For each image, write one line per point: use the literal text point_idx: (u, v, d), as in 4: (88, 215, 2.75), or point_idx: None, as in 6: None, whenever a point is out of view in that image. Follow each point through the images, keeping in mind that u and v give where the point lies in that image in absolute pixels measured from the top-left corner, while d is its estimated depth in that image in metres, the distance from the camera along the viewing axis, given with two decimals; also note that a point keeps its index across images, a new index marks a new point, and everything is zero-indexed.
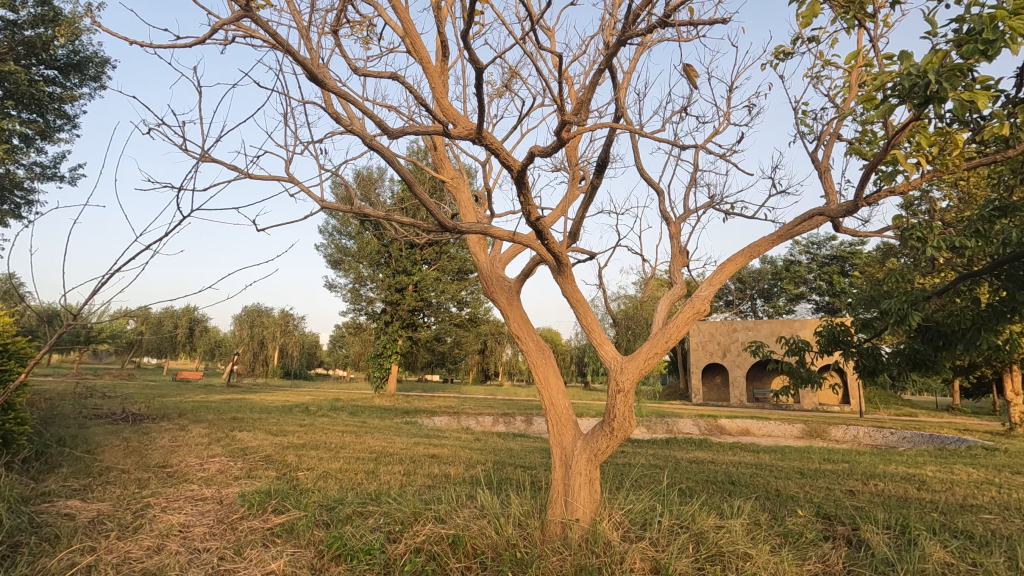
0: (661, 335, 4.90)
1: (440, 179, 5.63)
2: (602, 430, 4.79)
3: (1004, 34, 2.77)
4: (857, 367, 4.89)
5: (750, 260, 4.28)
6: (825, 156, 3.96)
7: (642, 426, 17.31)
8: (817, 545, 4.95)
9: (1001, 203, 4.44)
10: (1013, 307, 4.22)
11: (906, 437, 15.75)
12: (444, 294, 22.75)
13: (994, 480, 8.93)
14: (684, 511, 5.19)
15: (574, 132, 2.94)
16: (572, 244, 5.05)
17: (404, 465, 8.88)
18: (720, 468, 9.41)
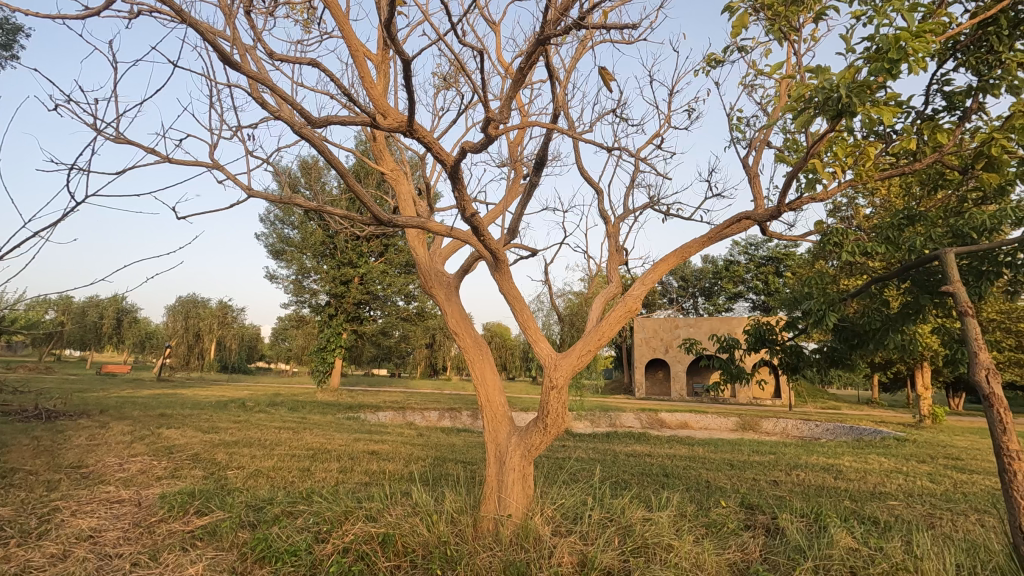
0: (594, 332, 4.95)
1: (380, 170, 5.51)
2: (536, 426, 4.82)
3: (909, 54, 2.95)
4: (781, 363, 5.14)
5: (681, 260, 4.40)
6: (754, 162, 4.12)
7: (586, 420, 17.62)
8: (737, 534, 5.19)
9: (909, 212, 4.73)
10: (917, 309, 4.61)
11: (828, 428, 16.77)
12: (392, 288, 22.39)
13: (901, 469, 9.65)
14: (615, 504, 5.29)
15: (500, 130, 2.94)
16: (511, 240, 5.05)
17: (341, 462, 8.68)
18: (655, 461, 9.72)
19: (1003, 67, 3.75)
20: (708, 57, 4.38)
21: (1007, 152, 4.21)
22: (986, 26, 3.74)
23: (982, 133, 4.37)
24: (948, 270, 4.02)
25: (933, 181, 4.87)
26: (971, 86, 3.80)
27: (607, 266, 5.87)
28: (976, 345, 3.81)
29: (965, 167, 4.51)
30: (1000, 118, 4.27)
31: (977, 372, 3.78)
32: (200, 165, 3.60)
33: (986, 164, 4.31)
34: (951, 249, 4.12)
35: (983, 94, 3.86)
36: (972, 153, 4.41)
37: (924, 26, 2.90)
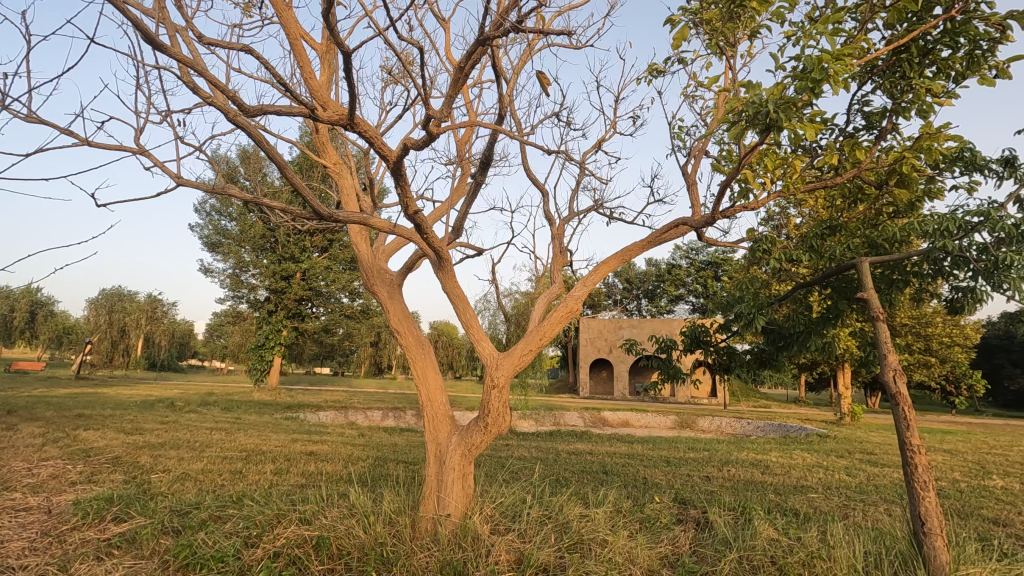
0: (537, 332, 5.00)
1: (322, 163, 5.34)
2: (477, 425, 4.82)
3: (830, 74, 3.14)
4: (714, 364, 5.39)
5: (622, 263, 4.52)
6: (693, 170, 4.29)
7: (531, 419, 17.75)
8: (670, 528, 5.39)
9: (831, 223, 5.05)
10: (836, 314, 4.94)
11: (759, 426, 17.65)
12: (336, 285, 21.79)
13: (821, 463, 10.28)
14: (553, 501, 5.37)
15: (442, 127, 2.94)
16: (455, 239, 5.04)
17: (277, 464, 8.39)
18: (596, 458, 9.94)
19: (913, 92, 4.06)
20: (649, 68, 4.52)
21: (916, 170, 4.57)
22: (900, 53, 4.04)
23: (895, 152, 4.73)
24: (863, 278, 4.32)
25: (852, 195, 5.22)
26: (885, 108, 4.10)
27: (550, 267, 5.94)
28: (886, 348, 4.14)
29: (880, 182, 4.86)
30: (911, 139, 4.64)
31: (887, 373, 4.09)
32: (124, 150, 3.40)
33: (897, 181, 4.67)
34: (865, 258, 4.44)
35: (897, 116, 4.17)
36: (885, 170, 4.76)
37: (843, 50, 3.09)
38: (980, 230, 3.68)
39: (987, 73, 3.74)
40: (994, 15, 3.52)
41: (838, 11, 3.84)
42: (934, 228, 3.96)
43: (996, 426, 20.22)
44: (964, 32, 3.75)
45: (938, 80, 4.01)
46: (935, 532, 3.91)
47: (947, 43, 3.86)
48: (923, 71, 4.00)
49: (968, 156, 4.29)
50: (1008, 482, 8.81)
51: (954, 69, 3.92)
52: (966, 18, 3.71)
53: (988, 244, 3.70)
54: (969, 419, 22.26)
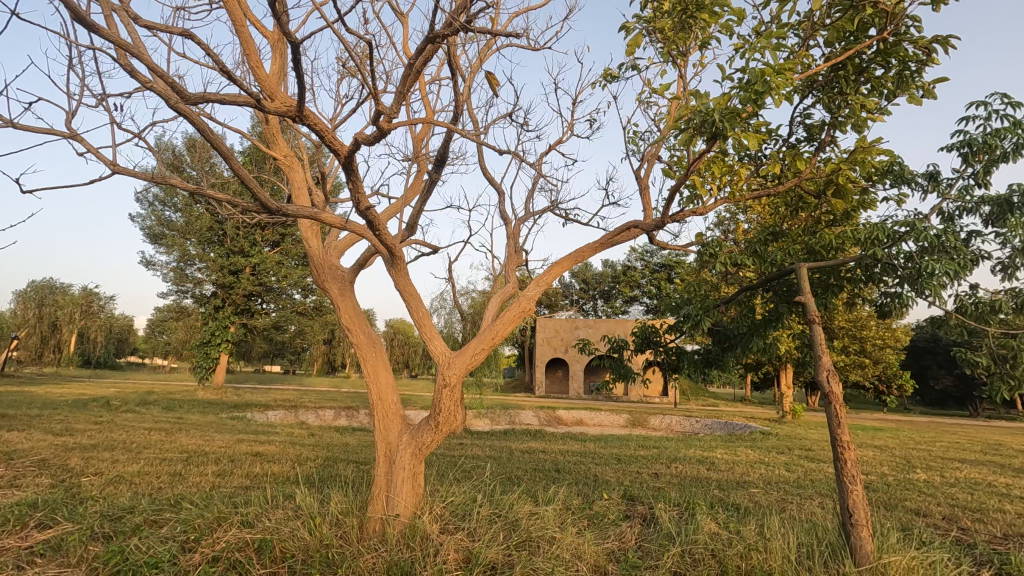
0: (489, 331, 5.01)
1: (271, 155, 5.17)
2: (427, 424, 4.79)
3: (771, 87, 3.28)
4: (663, 364, 5.55)
5: (575, 264, 4.59)
6: (646, 174, 4.40)
7: (486, 417, 17.74)
8: (617, 524, 5.51)
9: (773, 229, 5.28)
10: (776, 317, 5.18)
11: (706, 424, 18.23)
12: (287, 281, 21.16)
13: (763, 459, 10.72)
14: (503, 500, 5.40)
15: (392, 123, 2.94)
16: (409, 237, 4.99)
17: (220, 465, 8.10)
18: (549, 456, 10.05)
19: (849, 108, 4.30)
20: (604, 72, 4.61)
21: (851, 182, 4.84)
22: (838, 70, 4.26)
23: (832, 164, 4.99)
24: (800, 283, 4.55)
25: (793, 203, 5.48)
26: (824, 122, 4.32)
27: (505, 267, 5.96)
28: (820, 349, 4.37)
29: (818, 192, 5.12)
30: (847, 152, 4.90)
31: (820, 373, 4.32)
32: (54, 134, 3.24)
33: (835, 191, 4.93)
34: (804, 264, 4.67)
35: (834, 130, 4.40)
36: (823, 180, 5.01)
37: (784, 64, 3.24)
38: (907, 240, 3.93)
39: (915, 92, 4.00)
40: (922, 39, 3.76)
41: (782, 27, 4.01)
42: (866, 236, 4.21)
43: (921, 422, 21.64)
44: (895, 53, 3.99)
45: (873, 97, 4.25)
46: (861, 523, 4.15)
47: (880, 63, 4.10)
48: (859, 88, 4.23)
49: (898, 170, 4.57)
50: (930, 475, 9.44)
51: (886, 88, 4.16)
52: (896, 40, 3.95)
53: (913, 253, 3.95)
54: (898, 416, 23.69)
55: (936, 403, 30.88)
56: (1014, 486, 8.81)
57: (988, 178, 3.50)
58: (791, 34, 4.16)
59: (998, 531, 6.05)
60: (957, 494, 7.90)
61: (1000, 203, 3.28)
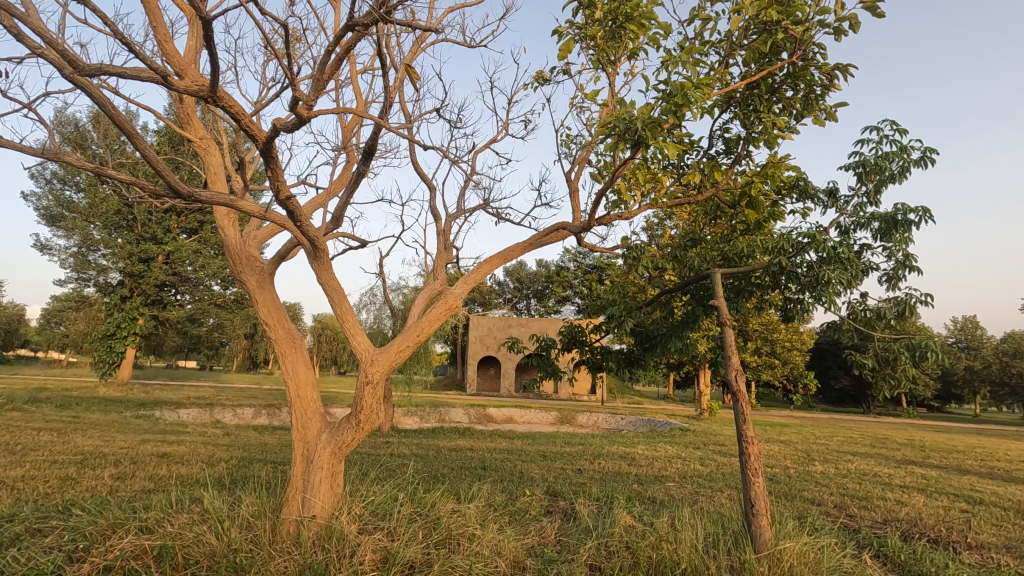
0: (414, 328, 4.93)
1: (185, 137, 4.82)
2: (348, 423, 4.65)
3: (691, 101, 3.43)
4: (587, 363, 5.71)
5: (504, 263, 4.62)
6: (576, 177, 4.50)
7: (415, 415, 17.51)
8: (538, 519, 5.60)
9: (694, 235, 5.54)
10: (693, 319, 5.46)
11: (630, 421, 18.90)
12: (205, 271, 19.92)
13: (680, 454, 11.27)
14: (425, 498, 5.34)
15: (312, 111, 2.90)
16: (334, 229, 4.82)
17: (121, 468, 7.51)
18: (476, 454, 10.07)
19: (762, 125, 4.60)
20: (537, 75, 4.67)
21: (763, 195, 5.20)
22: (752, 89, 4.54)
23: (746, 176, 5.33)
24: (715, 287, 4.80)
25: (711, 212, 5.80)
26: (740, 137, 4.60)
27: (434, 264, 5.89)
28: (730, 350, 4.66)
29: (733, 203, 5.44)
30: (759, 166, 5.26)
31: (730, 372, 4.59)
32: None
33: (748, 202, 5.28)
34: (718, 269, 4.94)
35: (750, 144, 4.69)
36: (738, 192, 5.35)
37: (702, 80, 3.41)
38: (809, 251, 4.24)
39: (819, 115, 4.33)
40: (825, 65, 4.09)
41: (704, 45, 4.22)
42: (775, 245, 4.50)
43: (821, 419, 23.53)
44: (803, 77, 4.31)
45: (783, 116, 4.56)
46: (762, 513, 4.45)
47: (789, 85, 4.42)
48: (772, 107, 4.53)
49: (803, 185, 4.95)
50: (826, 467, 10.26)
51: (795, 108, 4.48)
52: (804, 65, 4.26)
53: (815, 262, 4.28)
54: (802, 414, 25.61)
55: (835, 401, 33.67)
56: (895, 476, 9.76)
57: (878, 196, 3.83)
58: (713, 51, 4.39)
59: (879, 516, 6.69)
60: (847, 485, 8.64)
61: (887, 220, 3.60)
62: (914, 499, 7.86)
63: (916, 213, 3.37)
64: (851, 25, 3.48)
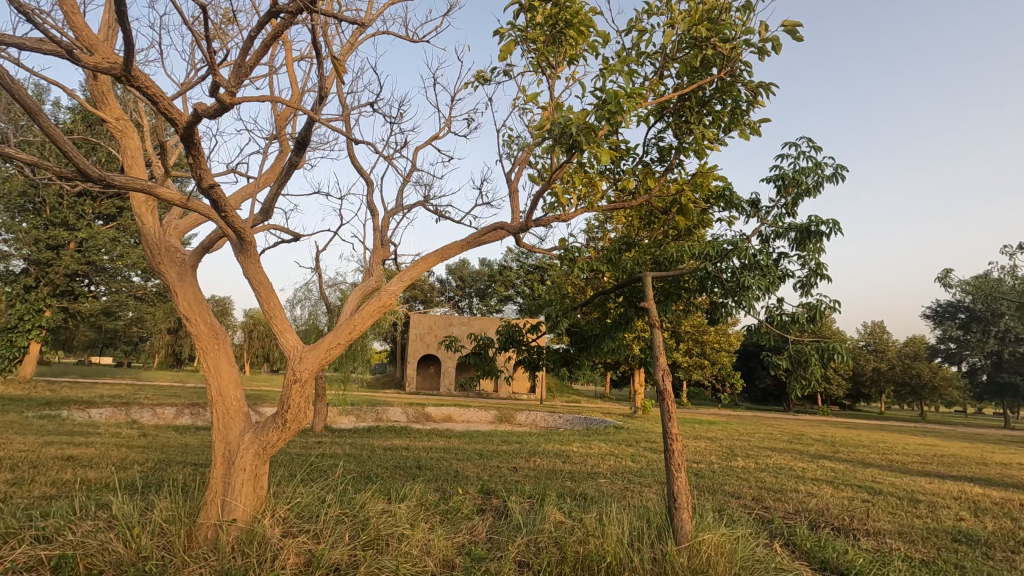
0: (346, 325, 4.79)
1: (99, 116, 4.48)
2: (274, 422, 4.45)
3: (624, 109, 3.53)
4: (523, 362, 5.76)
5: (441, 261, 4.59)
6: (515, 179, 4.53)
7: (351, 415, 17.09)
8: (470, 517, 5.62)
9: (627, 239, 5.70)
10: (625, 321, 5.62)
11: (567, 419, 19.26)
12: (123, 261, 18.58)
13: (613, 451, 11.60)
14: (354, 499, 5.22)
15: (235, 98, 2.86)
16: (264, 221, 4.62)
17: (17, 473, 6.89)
18: (411, 453, 9.95)
19: (692, 136, 4.80)
20: (478, 74, 4.68)
21: (692, 203, 5.43)
22: (684, 101, 4.74)
23: (678, 184, 5.55)
24: (646, 291, 4.97)
25: (646, 218, 5.99)
26: (673, 146, 4.79)
27: (369, 260, 5.76)
28: (658, 350, 4.85)
29: (665, 209, 5.66)
30: (689, 175, 5.49)
31: (657, 372, 4.79)
32: None
33: (679, 210, 5.50)
34: (649, 273, 5.10)
35: (682, 154, 4.89)
36: (670, 199, 5.56)
37: (634, 89, 3.50)
38: (732, 258, 4.48)
39: (744, 129, 4.58)
40: (751, 82, 4.33)
41: (640, 55, 4.35)
42: (702, 251, 4.71)
43: (745, 416, 24.86)
44: (730, 92, 4.54)
45: (712, 128, 4.78)
46: (683, 506, 4.66)
47: (718, 99, 4.63)
48: (702, 119, 4.74)
49: (728, 195, 5.21)
50: (747, 462, 10.85)
51: (723, 121, 4.71)
52: (732, 81, 4.49)
53: (737, 269, 4.51)
54: (729, 412, 26.95)
55: (759, 399, 35.69)
56: (808, 470, 10.46)
57: (796, 208, 4.10)
58: (648, 62, 4.55)
59: (791, 507, 7.16)
60: (765, 478, 9.18)
61: (803, 230, 3.86)
62: (823, 491, 8.46)
63: (826, 226, 3.63)
64: (773, 47, 3.70)
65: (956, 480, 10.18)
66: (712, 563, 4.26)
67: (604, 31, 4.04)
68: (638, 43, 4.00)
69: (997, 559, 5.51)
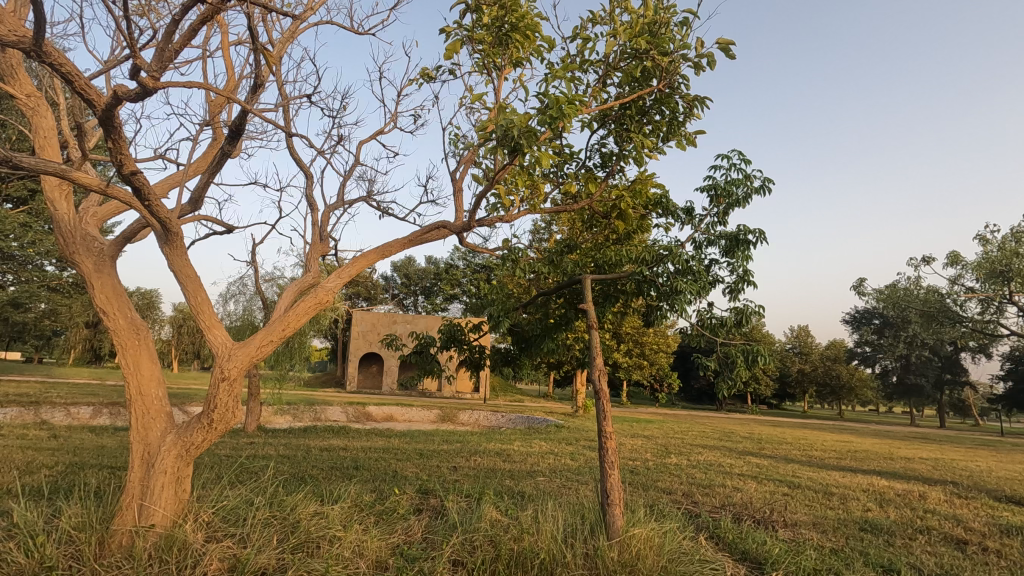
0: (279, 322, 4.62)
1: (8, 92, 4.13)
2: (198, 422, 4.23)
3: (565, 115, 3.59)
4: (465, 361, 5.75)
5: (382, 259, 4.53)
6: (459, 179, 4.52)
7: (287, 414, 16.51)
8: (405, 518, 5.57)
9: (569, 242, 5.81)
10: (565, 322, 5.72)
11: (510, 418, 19.41)
12: (35, 249, 17.23)
13: (553, 450, 11.78)
14: (285, 501, 5.04)
15: (158, 83, 2.78)
16: (192, 212, 4.39)
17: None
18: (349, 453, 9.74)
19: (633, 144, 4.95)
20: (423, 71, 4.63)
21: (631, 208, 5.61)
22: (625, 109, 4.87)
23: (617, 190, 5.71)
24: (585, 292, 5.08)
25: (587, 221, 6.12)
26: (614, 153, 4.94)
27: (307, 256, 5.58)
28: (595, 351, 4.97)
29: (605, 213, 5.82)
30: (629, 182, 5.66)
31: (594, 372, 4.91)
32: None
33: (618, 215, 5.66)
34: (588, 275, 5.21)
35: (622, 161, 5.04)
36: (610, 205, 5.72)
37: (574, 96, 3.57)
38: (666, 263, 4.66)
39: (681, 139, 4.78)
40: (688, 95, 4.51)
41: (583, 63, 4.45)
42: (639, 256, 4.88)
43: (680, 415, 25.90)
44: (669, 104, 4.71)
45: (652, 137, 4.94)
46: (615, 502, 4.81)
47: (657, 109, 4.80)
48: (642, 128, 4.90)
49: (665, 203, 5.41)
50: (680, 459, 11.29)
51: (662, 131, 4.89)
52: (670, 92, 4.66)
53: (672, 273, 4.69)
54: (666, 411, 27.93)
55: (694, 399, 37.18)
56: (735, 466, 11.01)
57: (727, 217, 4.31)
58: (592, 69, 4.65)
59: (718, 502, 7.52)
60: (696, 475, 9.58)
61: (732, 238, 4.07)
62: (747, 486, 8.94)
63: (754, 235, 3.84)
64: (709, 63, 3.88)
65: (866, 474, 10.99)
66: (641, 556, 4.40)
67: (549, 37, 4.11)
68: (581, 50, 4.09)
69: (897, 545, 6.00)
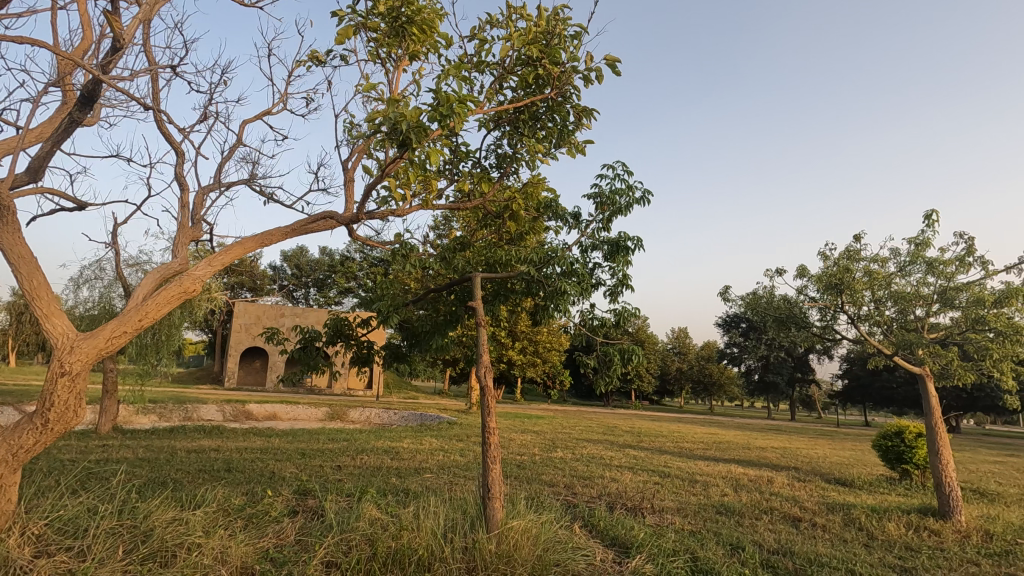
0: (135, 313, 4.14)
1: None
2: (31, 423, 3.72)
3: (455, 113, 3.61)
4: (352, 356, 5.54)
5: (260, 247, 4.27)
6: (350, 169, 4.38)
7: (152, 414, 14.97)
8: (278, 520, 5.31)
9: (462, 239, 5.83)
10: (455, 318, 5.73)
11: (402, 415, 19.11)
12: None
13: (442, 447, 11.77)
14: (136, 508, 4.57)
15: None
16: (32, 182, 3.84)
17: None
18: (220, 454, 9.07)
19: (525, 146, 5.08)
20: (313, 54, 4.45)
21: (523, 209, 5.76)
22: (519, 113, 4.98)
23: (511, 191, 5.84)
24: (475, 290, 5.11)
25: (482, 219, 6.17)
26: (507, 154, 5.07)
27: (174, 242, 5.09)
28: (482, 349, 5.04)
29: (498, 213, 5.91)
30: (522, 183, 5.81)
31: (480, 369, 4.98)
32: None
33: (511, 215, 5.79)
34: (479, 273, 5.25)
35: (515, 162, 5.16)
36: (503, 205, 5.82)
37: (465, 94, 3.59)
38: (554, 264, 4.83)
39: (570, 146, 4.98)
40: (578, 105, 4.73)
41: (479, 64, 4.52)
42: (529, 257, 5.02)
43: (570, 411, 27.02)
44: (560, 111, 4.90)
45: (545, 142, 5.10)
46: (495, 495, 4.92)
47: (549, 115, 4.96)
48: (536, 132, 5.03)
49: (554, 206, 5.61)
50: (564, 453, 11.78)
51: (554, 137, 5.07)
52: (562, 100, 4.85)
53: (558, 274, 4.87)
54: (557, 407, 29.02)
55: (584, 395, 38.95)
56: (614, 458, 11.72)
57: (609, 223, 4.56)
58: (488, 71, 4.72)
59: (595, 492, 7.95)
60: (577, 468, 10.02)
61: (613, 244, 4.32)
62: (624, 477, 9.53)
63: (632, 242, 4.10)
64: (597, 76, 4.10)
65: (726, 463, 12.19)
66: (517, 547, 4.53)
67: (445, 34, 4.12)
68: (476, 51, 4.15)
69: (745, 525, 6.72)
